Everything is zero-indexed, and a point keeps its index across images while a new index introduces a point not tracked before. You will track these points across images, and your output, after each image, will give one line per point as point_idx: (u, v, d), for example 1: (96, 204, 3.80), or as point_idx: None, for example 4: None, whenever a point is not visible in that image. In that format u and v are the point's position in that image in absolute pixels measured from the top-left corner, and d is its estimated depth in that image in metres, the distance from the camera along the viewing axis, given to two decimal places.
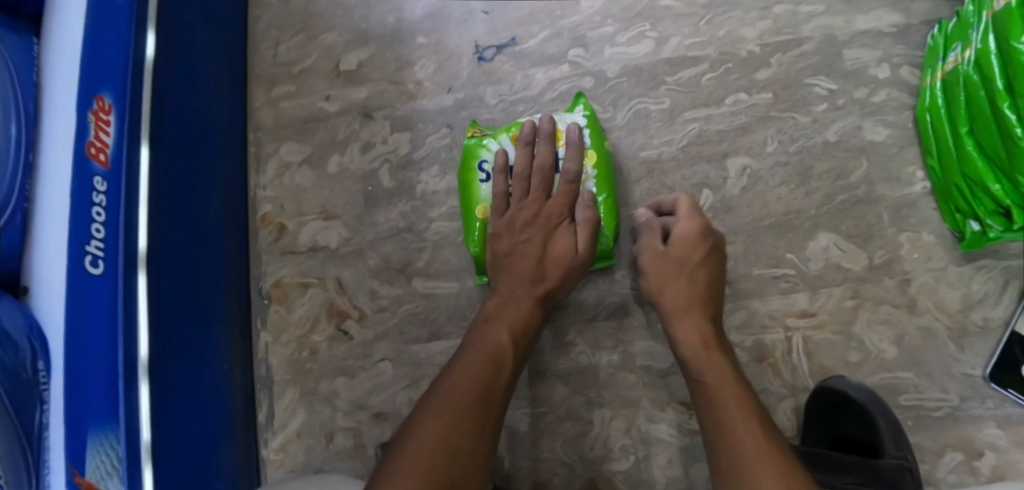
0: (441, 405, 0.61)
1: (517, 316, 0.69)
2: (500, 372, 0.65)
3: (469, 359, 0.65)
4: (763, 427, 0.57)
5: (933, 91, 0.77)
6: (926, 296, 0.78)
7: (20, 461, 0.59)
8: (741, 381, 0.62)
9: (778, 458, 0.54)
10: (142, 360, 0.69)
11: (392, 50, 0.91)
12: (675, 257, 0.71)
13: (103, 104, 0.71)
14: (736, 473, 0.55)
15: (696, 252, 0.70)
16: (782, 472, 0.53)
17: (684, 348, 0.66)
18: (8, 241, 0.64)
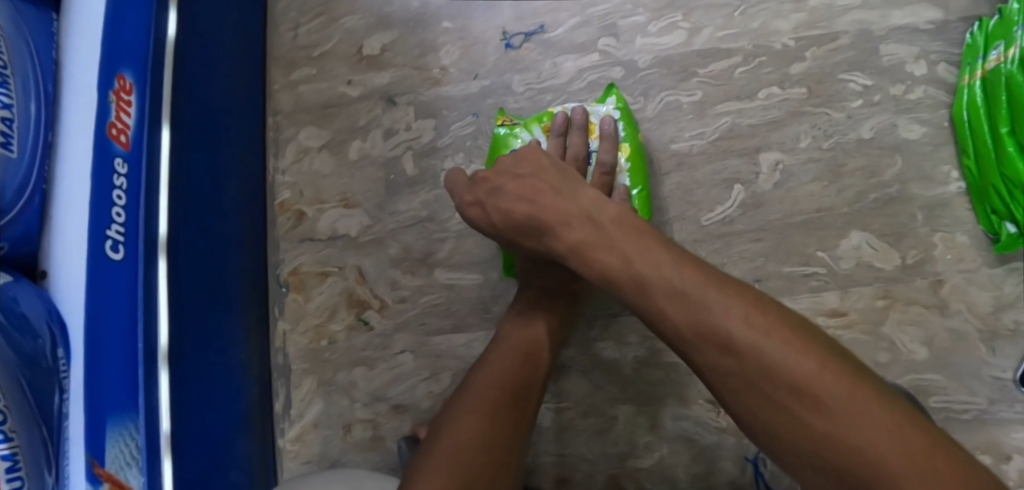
0: (479, 397, 0.62)
1: (551, 315, 0.71)
2: (537, 368, 0.66)
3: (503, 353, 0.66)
4: (766, 376, 0.45)
5: (972, 90, 0.76)
6: (957, 298, 0.76)
7: (43, 453, 0.54)
8: (782, 328, 0.45)
9: (851, 385, 0.43)
10: (161, 347, 0.69)
11: (416, 35, 0.88)
12: (525, 210, 0.62)
13: (124, 84, 0.69)
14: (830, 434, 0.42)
15: (518, 185, 0.63)
16: (842, 417, 0.42)
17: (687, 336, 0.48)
18: (26, 224, 0.59)
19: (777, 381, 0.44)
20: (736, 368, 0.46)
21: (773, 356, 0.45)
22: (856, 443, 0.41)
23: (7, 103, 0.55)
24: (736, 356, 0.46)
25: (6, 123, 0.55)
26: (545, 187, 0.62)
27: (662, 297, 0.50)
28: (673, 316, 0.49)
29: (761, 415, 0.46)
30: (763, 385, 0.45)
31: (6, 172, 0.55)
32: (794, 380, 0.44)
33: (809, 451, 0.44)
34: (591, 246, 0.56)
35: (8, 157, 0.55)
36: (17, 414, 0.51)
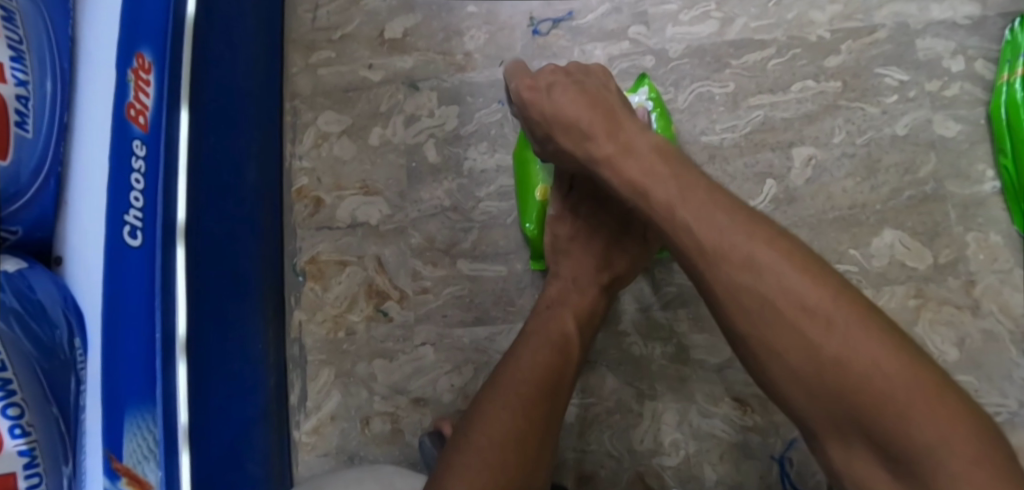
0: (511, 391, 0.59)
1: (582, 303, 0.68)
2: (569, 359, 0.64)
3: (535, 344, 0.63)
4: (780, 294, 0.43)
5: (1011, 87, 0.74)
6: (990, 299, 0.75)
7: (60, 446, 0.50)
8: (797, 253, 0.44)
9: (862, 315, 0.42)
10: (178, 338, 0.64)
11: (440, 19, 0.86)
12: (572, 111, 0.60)
13: (142, 62, 0.63)
14: (837, 363, 0.41)
15: (572, 92, 0.62)
16: (855, 343, 0.41)
17: (708, 248, 0.46)
18: (40, 207, 0.54)
19: (793, 304, 0.43)
20: (751, 284, 0.44)
21: (790, 276, 0.43)
22: (863, 367, 0.40)
23: (23, 79, 0.51)
24: (752, 272, 0.44)
25: (21, 100, 0.51)
26: (601, 102, 0.60)
27: (687, 216, 0.48)
28: (696, 234, 0.47)
29: (768, 335, 0.44)
30: (775, 304, 0.43)
31: (20, 151, 0.51)
32: (808, 300, 0.42)
33: (811, 377, 0.42)
34: (625, 158, 0.55)
35: (22, 136, 0.51)
36: (33, 407, 0.47)
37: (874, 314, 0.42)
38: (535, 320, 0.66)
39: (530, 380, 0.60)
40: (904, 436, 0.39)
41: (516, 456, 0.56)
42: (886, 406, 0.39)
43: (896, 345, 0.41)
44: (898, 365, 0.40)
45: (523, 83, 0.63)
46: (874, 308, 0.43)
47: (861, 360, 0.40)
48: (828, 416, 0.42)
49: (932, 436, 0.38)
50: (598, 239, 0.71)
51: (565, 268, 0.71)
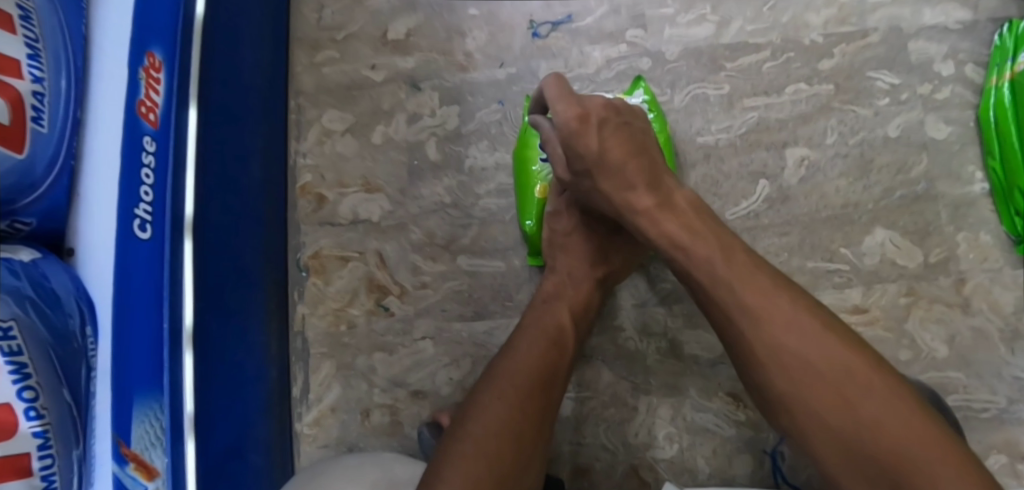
0: (506, 384, 0.60)
1: (575, 298, 0.70)
2: (563, 355, 0.65)
3: (531, 339, 0.64)
4: (821, 361, 0.50)
5: (999, 91, 0.76)
6: (980, 297, 0.77)
7: (74, 429, 0.51)
8: (836, 327, 0.52)
9: (894, 387, 0.49)
10: (186, 329, 0.66)
11: (442, 20, 0.87)
12: (618, 155, 0.60)
13: (153, 61, 0.65)
14: (873, 428, 0.47)
15: (617, 132, 0.61)
16: (887, 410, 0.48)
17: (753, 306, 0.53)
18: (52, 199, 0.56)
19: (833, 370, 0.49)
20: (794, 347, 0.51)
21: (829, 346, 0.50)
22: (896, 434, 0.47)
23: (39, 76, 0.54)
24: (795, 337, 0.51)
25: (36, 96, 0.54)
26: (646, 151, 0.62)
27: (728, 276, 0.55)
28: (740, 293, 0.53)
29: (807, 396, 0.50)
30: (817, 369, 0.50)
31: (35, 146, 0.53)
32: (849, 367, 0.49)
33: (849, 437, 0.48)
34: (667, 214, 0.59)
35: (37, 131, 0.54)
36: (48, 390, 0.48)
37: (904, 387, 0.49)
38: (532, 315, 0.68)
39: (525, 375, 0.61)
40: None
41: (511, 448, 0.57)
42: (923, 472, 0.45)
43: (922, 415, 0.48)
44: (931, 436, 0.46)
45: (572, 112, 0.61)
46: (902, 383, 0.50)
47: (893, 428, 0.47)
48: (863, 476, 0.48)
49: None
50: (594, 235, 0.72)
51: (561, 264, 0.72)
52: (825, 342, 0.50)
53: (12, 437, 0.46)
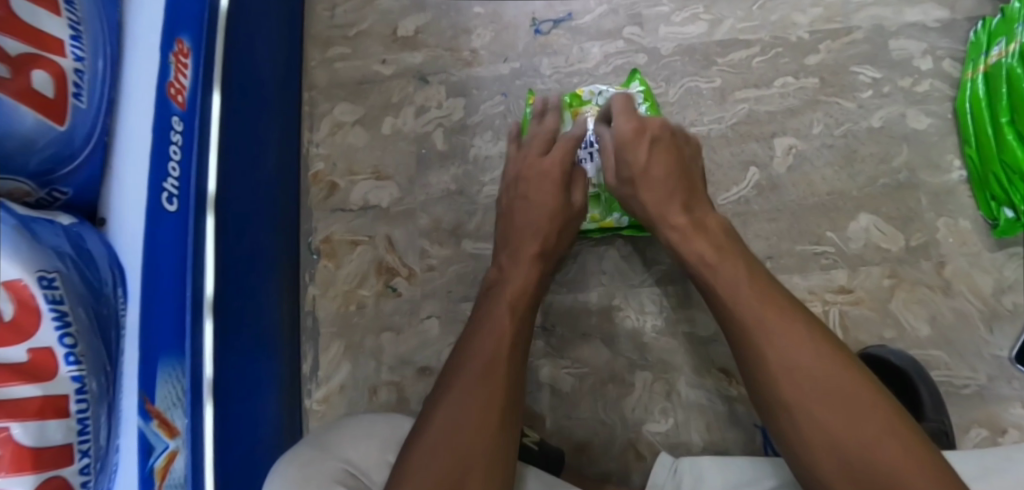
0: (466, 390, 0.59)
1: (525, 288, 0.68)
2: (520, 332, 0.65)
3: (490, 338, 0.63)
4: (825, 375, 0.52)
5: (975, 84, 0.81)
6: (960, 279, 0.81)
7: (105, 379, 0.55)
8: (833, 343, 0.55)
9: (888, 406, 0.51)
10: (207, 298, 0.70)
11: (449, 18, 0.92)
12: (662, 169, 0.69)
13: (182, 47, 0.70)
14: (869, 444, 0.50)
15: (665, 152, 0.70)
16: (882, 427, 0.50)
17: (747, 311, 0.56)
18: (88, 171, 0.61)
19: (834, 385, 0.52)
20: (799, 358, 0.53)
21: (829, 361, 0.53)
22: (890, 451, 0.49)
23: (80, 55, 0.59)
24: (800, 351, 0.53)
25: (78, 74, 0.58)
26: (685, 175, 0.70)
27: (731, 284, 0.58)
28: (743, 301, 0.57)
29: (811, 408, 0.52)
30: (818, 380, 0.52)
31: (75, 119, 0.58)
32: (849, 384, 0.52)
33: (850, 452, 0.50)
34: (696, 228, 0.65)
35: (77, 106, 0.58)
36: (86, 339, 0.53)
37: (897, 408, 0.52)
38: (488, 313, 0.65)
39: (485, 379, 0.59)
40: None
41: (478, 455, 0.56)
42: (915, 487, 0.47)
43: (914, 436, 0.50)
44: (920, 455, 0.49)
45: (628, 125, 0.70)
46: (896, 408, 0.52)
47: (889, 445, 0.49)
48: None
49: None
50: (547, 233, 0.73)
51: (516, 262, 0.70)
52: (831, 362, 0.53)
53: (54, 379, 0.49)
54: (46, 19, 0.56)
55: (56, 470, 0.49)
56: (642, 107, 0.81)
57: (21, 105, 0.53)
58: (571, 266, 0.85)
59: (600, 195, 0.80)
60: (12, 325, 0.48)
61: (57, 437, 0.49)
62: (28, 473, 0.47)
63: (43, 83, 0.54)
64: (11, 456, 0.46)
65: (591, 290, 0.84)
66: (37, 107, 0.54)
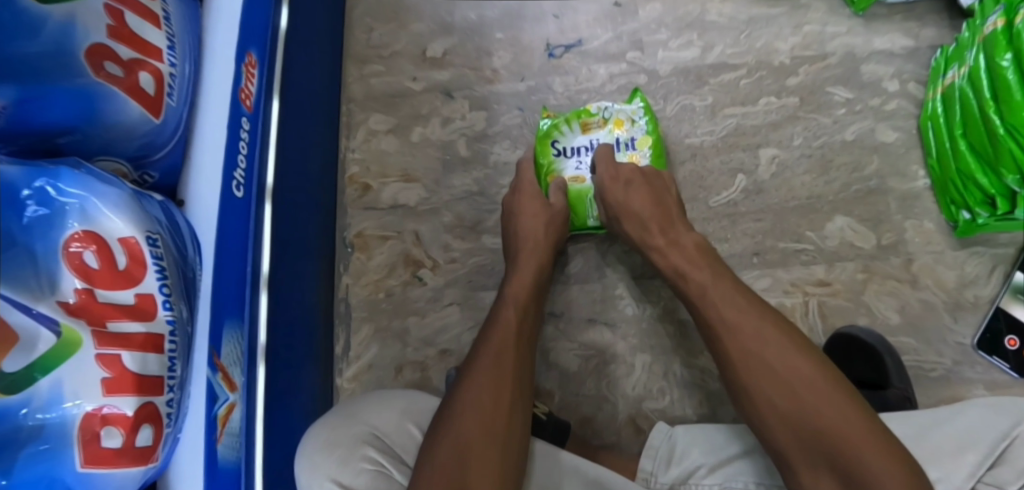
0: (483, 373, 0.71)
1: (528, 291, 0.81)
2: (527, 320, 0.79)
3: (501, 331, 0.76)
4: (776, 362, 0.63)
5: (935, 102, 0.92)
6: (926, 274, 0.91)
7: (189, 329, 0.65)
8: (790, 332, 0.65)
9: (832, 386, 0.61)
10: (261, 274, 0.81)
11: (473, 42, 1.05)
12: (637, 203, 0.83)
13: (251, 60, 0.82)
14: (807, 415, 0.60)
15: (640, 189, 0.84)
16: (820, 402, 0.60)
17: (717, 314, 0.69)
18: (172, 160, 0.72)
19: (782, 369, 0.63)
20: (754, 349, 0.65)
21: (783, 350, 0.64)
22: (826, 422, 0.59)
23: (174, 61, 0.71)
24: (756, 343, 0.65)
25: (172, 76, 0.70)
26: (662, 204, 0.83)
27: (710, 294, 0.70)
28: (712, 306, 0.69)
29: (765, 390, 0.63)
30: (770, 366, 0.63)
31: (168, 115, 0.69)
32: (798, 368, 0.63)
33: (795, 422, 0.61)
34: (673, 251, 0.77)
35: (170, 105, 0.70)
36: (177, 292, 0.63)
37: (842, 388, 0.61)
38: (499, 312, 0.79)
39: (497, 365, 0.72)
40: (854, 468, 0.57)
41: (497, 424, 0.67)
42: (846, 449, 0.58)
43: (854, 409, 0.59)
44: (855, 424, 0.58)
45: (607, 174, 0.86)
46: (846, 388, 0.62)
47: (824, 415, 0.60)
48: (812, 458, 0.59)
49: (878, 468, 0.55)
50: (545, 245, 0.86)
51: (518, 270, 0.84)
52: (785, 352, 0.64)
53: (153, 320, 0.59)
54: (148, 31, 0.68)
55: (152, 397, 0.58)
56: (642, 121, 0.93)
57: (130, 99, 0.64)
58: (578, 259, 0.94)
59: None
60: (124, 272, 0.57)
61: (155, 368, 0.59)
62: (130, 394, 0.56)
63: (147, 82, 0.66)
64: (118, 379, 0.55)
65: (597, 280, 0.93)
66: (140, 102, 0.65)
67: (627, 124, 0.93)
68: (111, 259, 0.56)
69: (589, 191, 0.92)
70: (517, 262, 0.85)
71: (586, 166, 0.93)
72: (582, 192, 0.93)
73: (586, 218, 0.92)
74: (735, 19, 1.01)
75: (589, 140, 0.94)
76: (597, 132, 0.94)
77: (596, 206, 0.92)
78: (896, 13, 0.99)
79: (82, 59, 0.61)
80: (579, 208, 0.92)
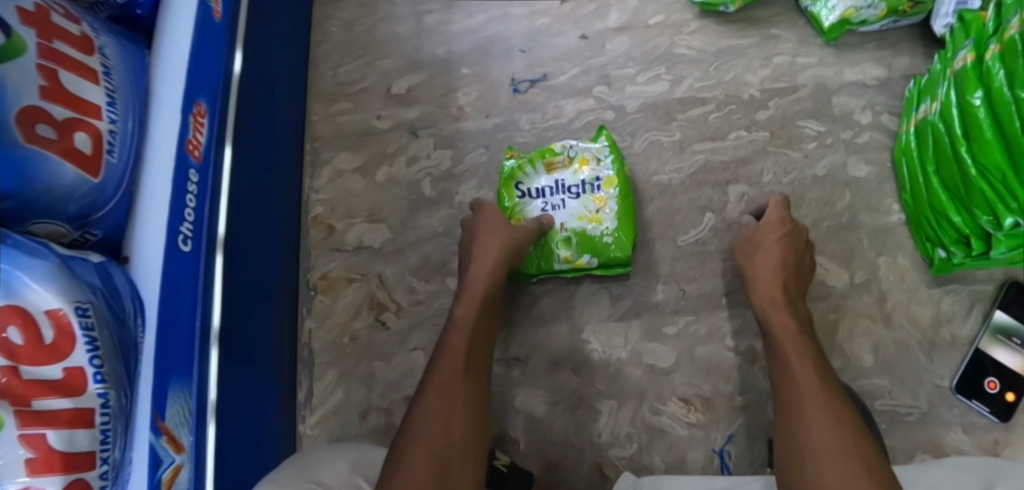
0: (425, 416, 0.70)
1: (470, 324, 0.78)
2: (476, 355, 0.76)
3: (447, 361, 0.75)
4: (845, 449, 0.64)
5: (908, 136, 0.90)
6: (901, 312, 0.88)
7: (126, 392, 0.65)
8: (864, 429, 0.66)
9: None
10: (213, 329, 0.79)
11: (439, 78, 1.03)
12: (775, 257, 0.80)
13: (200, 109, 0.81)
14: None
15: (791, 247, 0.81)
16: None
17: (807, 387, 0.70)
18: (116, 217, 0.72)
19: (852, 458, 0.64)
20: (829, 431, 0.66)
21: (851, 443, 0.65)
22: None
23: (113, 119, 0.71)
24: (835, 428, 0.66)
25: (111, 135, 0.71)
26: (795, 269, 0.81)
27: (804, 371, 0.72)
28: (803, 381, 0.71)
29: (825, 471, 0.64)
30: (838, 450, 0.64)
31: (107, 172, 0.70)
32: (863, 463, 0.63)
33: None
34: (782, 316, 0.77)
35: (110, 161, 0.70)
36: (111, 360, 0.62)
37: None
38: (442, 353, 0.76)
39: (442, 414, 0.70)
40: None
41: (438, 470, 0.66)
42: None
43: None
44: None
45: (775, 216, 0.83)
46: None
47: None
48: None
49: None
50: (497, 279, 0.82)
51: (461, 304, 0.80)
52: (856, 445, 0.65)
53: (83, 394, 0.59)
54: (86, 89, 0.68)
55: (81, 473, 0.59)
56: (607, 160, 0.91)
57: (64, 162, 0.64)
58: (543, 301, 0.93)
59: (571, 238, 0.89)
60: (51, 346, 0.58)
61: (83, 443, 0.59)
62: (57, 473, 0.57)
63: (84, 143, 0.66)
64: (45, 458, 0.57)
65: (562, 323, 0.92)
66: (76, 163, 0.65)
67: (592, 162, 0.91)
68: (35, 334, 0.58)
69: (555, 232, 0.90)
70: (461, 294, 0.81)
71: (552, 207, 0.91)
72: (548, 234, 0.90)
73: (552, 260, 0.90)
74: (704, 51, 0.99)
75: (555, 179, 0.92)
76: (562, 172, 0.92)
77: (562, 248, 0.89)
78: (869, 41, 0.97)
79: (13, 123, 0.61)
80: (544, 249, 0.90)
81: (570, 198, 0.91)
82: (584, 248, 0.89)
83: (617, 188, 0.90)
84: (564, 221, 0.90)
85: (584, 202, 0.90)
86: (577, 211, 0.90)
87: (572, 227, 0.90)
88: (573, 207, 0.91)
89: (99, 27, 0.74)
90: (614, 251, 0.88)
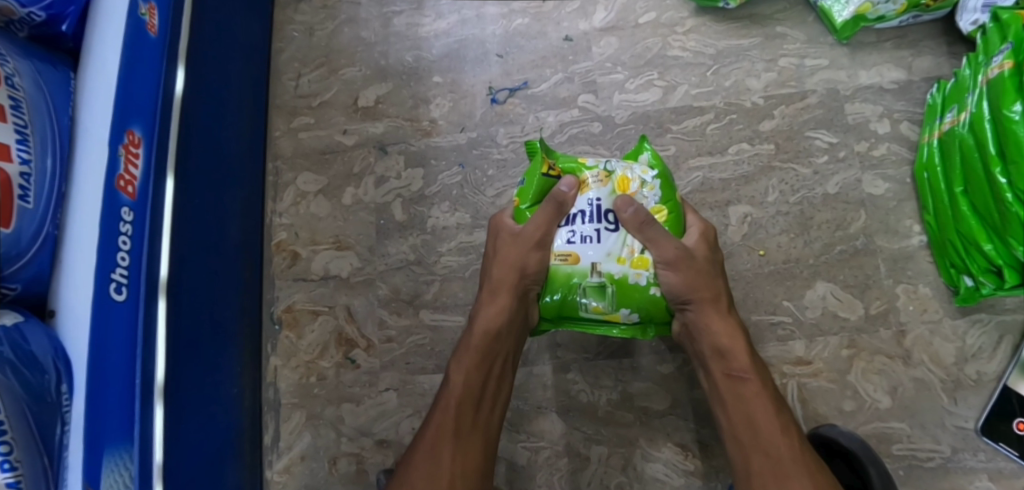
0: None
1: (470, 383, 0.70)
2: (478, 419, 0.69)
3: (438, 429, 0.68)
4: None
5: (931, 148, 0.80)
6: (920, 348, 0.79)
7: (40, 470, 0.54)
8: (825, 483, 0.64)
9: None
10: (158, 384, 0.68)
11: (409, 88, 0.95)
12: (714, 286, 0.71)
13: (133, 138, 0.69)
14: None
15: (714, 278, 0.72)
16: None
17: (767, 439, 0.66)
18: (38, 267, 0.60)
19: None
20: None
21: None
22: None
23: (26, 158, 0.58)
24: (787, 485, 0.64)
25: (23, 177, 0.58)
26: (724, 298, 0.72)
27: (760, 421, 0.67)
28: (761, 433, 0.66)
29: None
30: None
31: (20, 221, 0.57)
32: None
33: None
34: (733, 353, 0.69)
35: (23, 208, 0.58)
36: (22, 445, 0.52)
37: None
38: (432, 416, 0.70)
39: None
40: None
41: None
42: None
43: None
44: None
45: (697, 236, 0.73)
46: None
47: None
48: None
49: None
50: (513, 329, 0.72)
51: (459, 358, 0.72)
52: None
53: None
54: None
55: None
56: (653, 195, 0.73)
57: None
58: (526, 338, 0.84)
59: (606, 286, 0.71)
60: None
61: None
62: None
63: None
64: None
65: (547, 362, 0.84)
66: None
67: (636, 184, 0.73)
68: None
69: (583, 277, 0.71)
70: (461, 346, 0.73)
71: (582, 238, 0.72)
72: (576, 274, 0.72)
73: (577, 308, 0.72)
74: (700, 54, 0.90)
75: (589, 201, 0.72)
76: (597, 189, 0.73)
77: (592, 298, 0.71)
78: (886, 40, 0.88)
79: None
80: (571, 294, 0.72)
81: (606, 229, 0.71)
82: (621, 301, 0.71)
83: (664, 222, 0.73)
84: (597, 260, 0.71)
85: (625, 236, 0.71)
86: (614, 249, 0.71)
87: (608, 272, 0.71)
88: (610, 242, 0.71)
89: (7, 46, 0.60)
90: (656, 306, 0.72)
